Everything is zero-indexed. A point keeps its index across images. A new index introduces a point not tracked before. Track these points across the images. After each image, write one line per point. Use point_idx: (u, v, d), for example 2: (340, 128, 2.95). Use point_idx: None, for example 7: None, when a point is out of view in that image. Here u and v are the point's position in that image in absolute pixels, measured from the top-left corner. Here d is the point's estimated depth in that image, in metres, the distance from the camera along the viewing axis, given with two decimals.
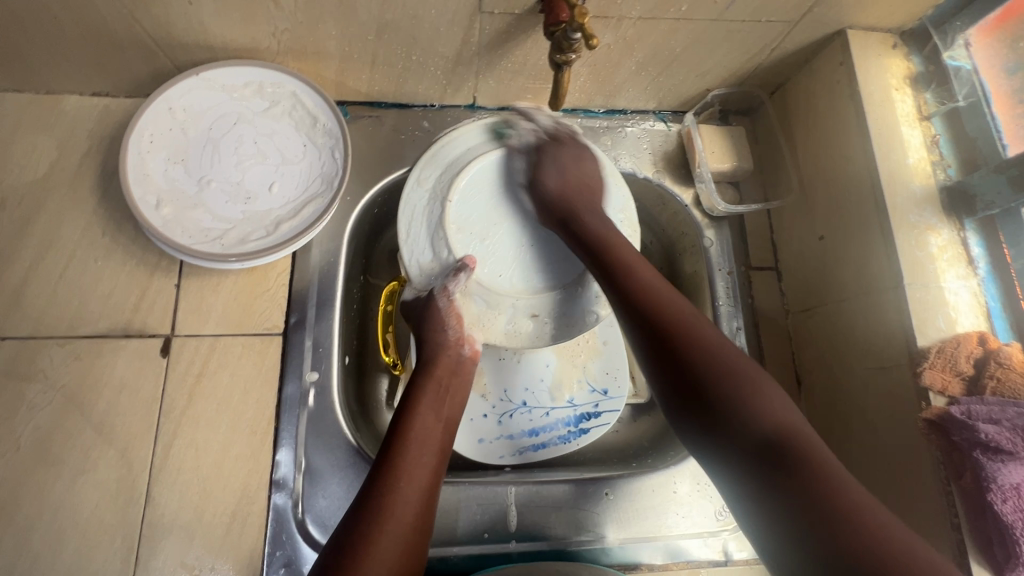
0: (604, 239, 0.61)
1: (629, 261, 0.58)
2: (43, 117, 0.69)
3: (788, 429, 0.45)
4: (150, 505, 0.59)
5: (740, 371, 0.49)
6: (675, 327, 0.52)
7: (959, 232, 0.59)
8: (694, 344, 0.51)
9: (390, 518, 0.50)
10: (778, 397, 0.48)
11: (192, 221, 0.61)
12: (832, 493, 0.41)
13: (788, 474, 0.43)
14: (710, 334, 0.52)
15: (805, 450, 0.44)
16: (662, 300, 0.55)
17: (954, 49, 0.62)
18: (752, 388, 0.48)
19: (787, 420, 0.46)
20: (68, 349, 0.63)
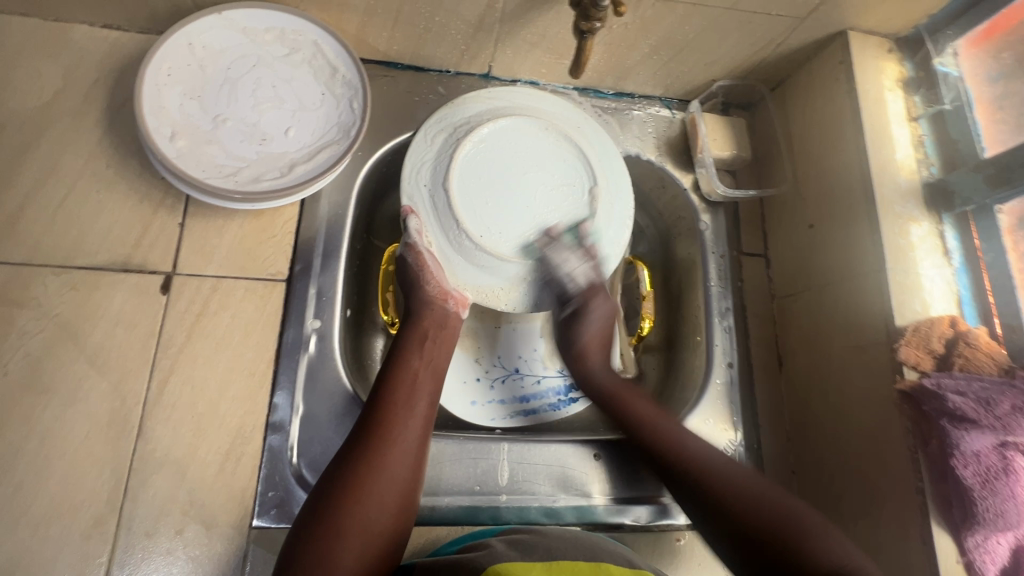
0: (621, 394, 0.67)
1: (647, 416, 0.64)
2: (50, 44, 0.67)
3: (791, 532, 0.51)
4: (142, 439, 0.59)
5: (760, 518, 0.53)
6: (667, 445, 0.61)
7: (938, 225, 0.63)
8: (704, 466, 0.58)
9: (385, 453, 0.55)
10: (809, 510, 0.54)
11: (206, 156, 0.60)
12: (813, 553, 0.49)
13: (805, 571, 0.48)
14: (696, 450, 0.60)
15: (778, 533, 0.52)
16: (655, 430, 0.63)
17: (945, 56, 0.66)
18: (773, 518, 0.53)
19: (767, 502, 0.54)
20: (64, 279, 0.61)
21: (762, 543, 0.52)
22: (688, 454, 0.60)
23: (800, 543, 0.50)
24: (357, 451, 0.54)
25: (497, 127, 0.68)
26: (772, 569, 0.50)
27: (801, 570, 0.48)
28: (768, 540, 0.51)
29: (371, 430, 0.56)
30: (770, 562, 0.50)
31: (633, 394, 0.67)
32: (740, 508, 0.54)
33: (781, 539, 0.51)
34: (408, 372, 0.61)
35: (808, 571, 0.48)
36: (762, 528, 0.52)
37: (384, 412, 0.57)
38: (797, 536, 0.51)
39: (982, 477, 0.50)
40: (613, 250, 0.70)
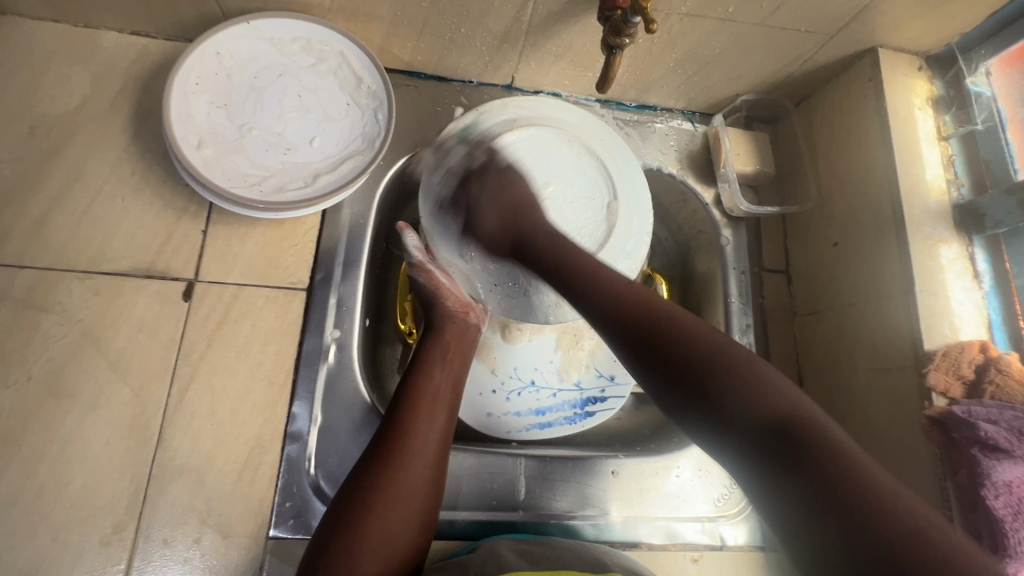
0: (558, 254, 0.60)
1: (592, 264, 0.58)
2: (79, 51, 0.68)
3: (739, 368, 0.46)
4: (161, 447, 0.59)
5: (718, 359, 0.47)
6: (663, 326, 0.51)
7: (967, 246, 0.62)
8: (672, 328, 0.51)
9: (405, 467, 0.54)
10: (779, 382, 0.45)
11: (232, 165, 0.61)
12: (875, 508, 0.36)
13: (802, 457, 0.40)
14: (692, 324, 0.51)
15: (812, 426, 0.41)
16: (623, 290, 0.55)
17: (977, 75, 0.65)
18: (749, 389, 0.45)
19: (721, 345, 0.49)
20: (88, 284, 0.62)
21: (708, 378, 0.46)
22: (660, 309, 0.53)
23: (748, 386, 0.45)
24: (378, 464, 0.54)
25: (519, 139, 0.69)
26: (770, 465, 0.41)
27: (819, 470, 0.38)
28: (768, 426, 0.42)
29: (392, 443, 0.55)
30: (770, 451, 0.41)
31: (575, 248, 0.60)
32: (701, 361, 0.48)
33: (779, 419, 0.42)
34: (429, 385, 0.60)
35: (812, 477, 0.38)
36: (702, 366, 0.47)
37: (404, 425, 0.56)
38: (745, 382, 0.45)
39: (1013, 509, 0.49)
40: (631, 259, 0.69)
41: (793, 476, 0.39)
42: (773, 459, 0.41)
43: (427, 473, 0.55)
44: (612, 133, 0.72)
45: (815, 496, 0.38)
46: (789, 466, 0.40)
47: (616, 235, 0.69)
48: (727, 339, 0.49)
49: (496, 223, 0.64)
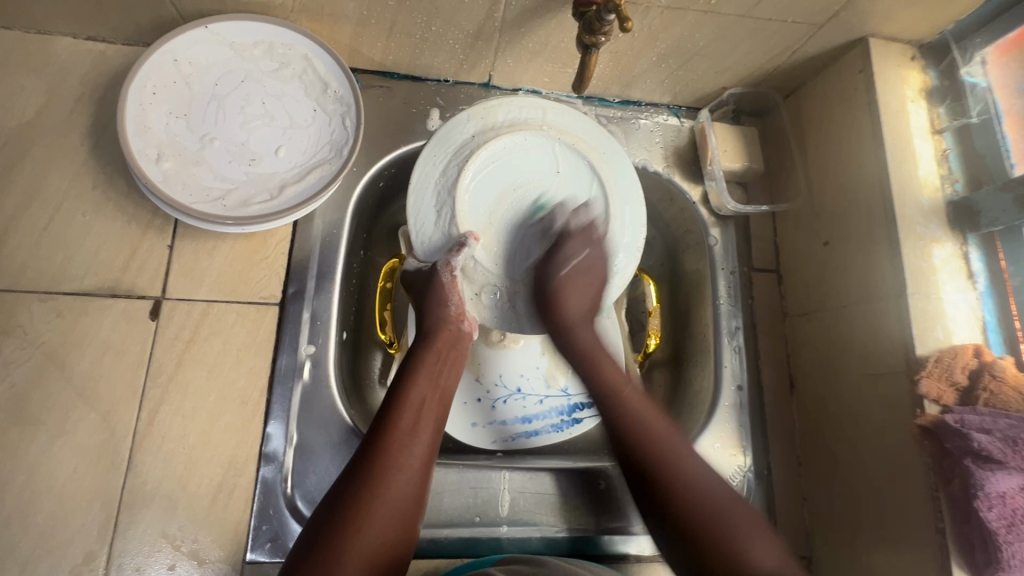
0: (592, 354, 0.65)
1: (617, 384, 0.61)
2: (33, 59, 0.65)
3: (673, 470, 0.55)
4: (132, 472, 0.57)
5: (705, 516, 0.53)
6: (656, 477, 0.55)
7: (962, 246, 0.60)
8: (636, 424, 0.58)
9: (387, 485, 0.52)
10: (762, 538, 0.52)
11: (194, 179, 0.58)
12: None
13: (696, 543, 0.52)
14: (694, 472, 0.55)
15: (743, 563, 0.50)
16: (603, 375, 0.62)
17: (972, 65, 0.62)
18: (689, 494, 0.54)
19: (670, 451, 0.56)
20: (50, 305, 0.59)
21: (655, 485, 0.55)
22: (625, 414, 0.58)
23: (670, 495, 0.54)
24: (359, 481, 0.51)
25: (501, 146, 0.66)
26: (670, 546, 0.54)
27: None
28: (674, 516, 0.53)
29: (375, 459, 0.52)
30: (669, 530, 0.54)
31: (603, 359, 0.64)
32: (657, 465, 0.55)
33: (713, 533, 0.52)
34: (416, 397, 0.57)
35: (691, 544, 0.52)
36: (647, 467, 0.55)
37: (388, 441, 0.53)
38: (669, 492, 0.54)
39: (1007, 521, 0.47)
40: (630, 256, 0.68)
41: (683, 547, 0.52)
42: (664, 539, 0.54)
43: (408, 491, 0.53)
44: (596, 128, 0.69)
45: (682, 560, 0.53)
46: (682, 543, 0.53)
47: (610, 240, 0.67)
48: (726, 486, 0.55)
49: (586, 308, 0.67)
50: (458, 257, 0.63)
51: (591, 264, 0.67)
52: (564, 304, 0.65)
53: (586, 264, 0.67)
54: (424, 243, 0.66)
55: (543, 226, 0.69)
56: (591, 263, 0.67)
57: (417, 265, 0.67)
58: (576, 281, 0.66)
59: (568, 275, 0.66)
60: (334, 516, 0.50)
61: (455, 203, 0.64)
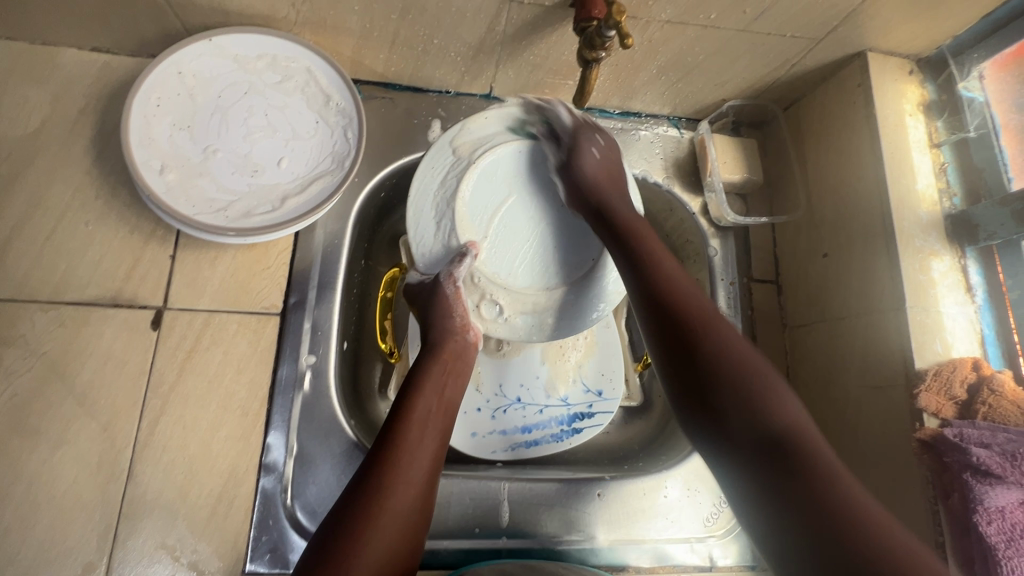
0: (636, 228, 0.61)
1: (655, 254, 0.59)
2: (37, 69, 0.65)
3: (756, 375, 0.49)
4: (132, 483, 0.57)
5: (732, 363, 0.50)
6: (695, 321, 0.53)
7: (960, 259, 0.60)
8: (706, 324, 0.53)
9: (395, 496, 0.52)
10: (789, 392, 0.48)
11: (197, 190, 0.58)
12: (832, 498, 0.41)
13: (785, 458, 0.44)
14: (727, 332, 0.52)
15: (804, 444, 0.44)
16: (675, 287, 0.56)
17: (970, 80, 0.63)
18: (723, 344, 0.51)
19: (746, 357, 0.51)
20: (51, 315, 0.60)
21: (724, 388, 0.49)
22: (698, 310, 0.54)
23: (755, 402, 0.47)
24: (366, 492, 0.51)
25: (498, 156, 0.65)
26: (761, 478, 0.44)
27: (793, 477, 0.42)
28: (766, 433, 0.45)
29: (383, 470, 0.53)
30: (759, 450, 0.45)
31: (645, 232, 0.61)
32: (725, 371, 0.49)
33: (739, 381, 0.49)
34: (422, 407, 0.58)
35: (793, 478, 0.43)
36: (733, 372, 0.49)
37: (394, 453, 0.54)
38: (757, 391, 0.48)
39: (1006, 536, 0.47)
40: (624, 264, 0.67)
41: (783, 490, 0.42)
42: (756, 466, 0.45)
43: (415, 502, 0.53)
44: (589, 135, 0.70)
45: (807, 521, 0.41)
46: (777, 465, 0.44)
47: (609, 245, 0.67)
48: (761, 355, 0.51)
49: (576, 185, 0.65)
50: (461, 268, 0.64)
51: (607, 149, 0.67)
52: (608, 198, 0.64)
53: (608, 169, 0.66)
54: (424, 255, 0.66)
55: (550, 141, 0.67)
56: (608, 154, 0.67)
57: (421, 279, 0.67)
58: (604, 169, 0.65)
59: (598, 164, 0.65)
60: (342, 527, 0.50)
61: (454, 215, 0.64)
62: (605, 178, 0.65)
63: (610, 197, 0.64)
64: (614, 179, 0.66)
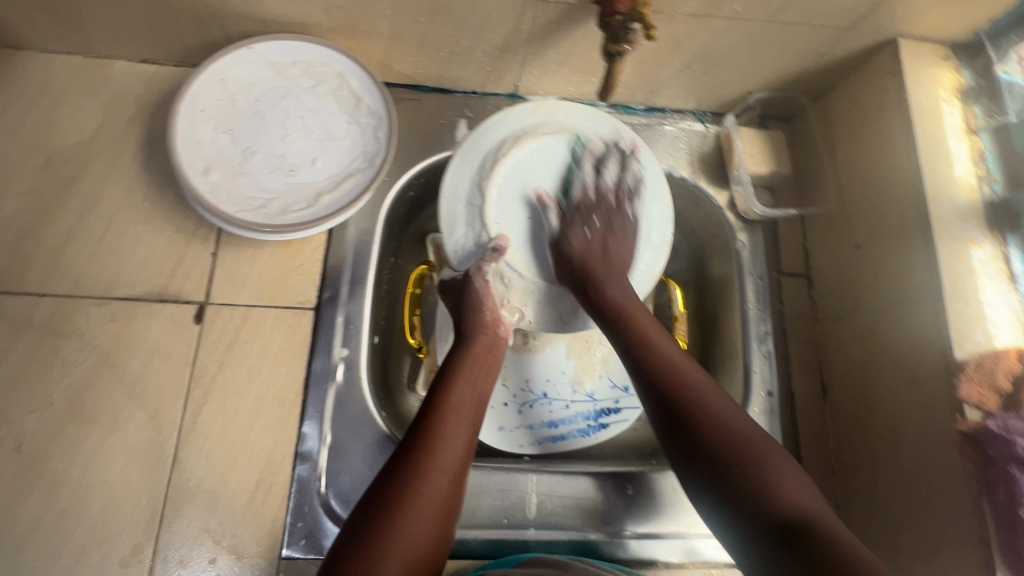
0: (627, 309, 0.60)
1: (649, 334, 0.58)
2: (91, 81, 0.70)
3: (760, 461, 0.47)
4: (177, 468, 0.60)
5: (740, 449, 0.48)
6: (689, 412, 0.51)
7: (1001, 247, 0.58)
8: (699, 410, 0.51)
9: (429, 484, 0.53)
10: (793, 473, 0.47)
11: (237, 189, 0.61)
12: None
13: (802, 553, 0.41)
14: (727, 417, 0.50)
15: (832, 537, 0.42)
16: (660, 358, 0.56)
17: (1008, 63, 0.61)
18: (716, 426, 0.50)
19: (750, 439, 0.49)
20: (104, 310, 0.63)
21: (731, 477, 0.47)
22: (689, 400, 0.51)
23: (762, 486, 0.45)
24: (402, 480, 0.53)
25: (522, 151, 0.66)
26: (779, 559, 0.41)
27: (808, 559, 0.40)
28: (776, 521, 0.43)
29: (418, 459, 0.54)
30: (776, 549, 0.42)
31: (608, 280, 0.62)
32: (728, 446, 0.48)
33: (735, 460, 0.47)
34: (455, 398, 0.59)
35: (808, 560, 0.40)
36: (724, 452, 0.48)
37: (428, 443, 0.55)
38: (757, 475, 0.46)
39: None
40: (655, 248, 0.68)
41: None
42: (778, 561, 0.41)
43: (448, 490, 0.54)
44: (615, 124, 0.69)
45: None
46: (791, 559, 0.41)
47: (643, 232, 0.67)
48: (757, 430, 0.50)
49: (580, 250, 0.63)
50: (491, 262, 0.64)
51: (610, 228, 0.65)
52: (596, 274, 0.62)
53: (603, 244, 0.64)
54: (457, 250, 0.67)
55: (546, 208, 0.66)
56: (608, 235, 0.64)
57: (452, 274, 0.68)
58: (602, 250, 0.63)
59: (587, 240, 0.64)
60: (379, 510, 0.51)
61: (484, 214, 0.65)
62: (592, 257, 0.63)
63: (607, 275, 0.62)
64: (609, 258, 0.63)
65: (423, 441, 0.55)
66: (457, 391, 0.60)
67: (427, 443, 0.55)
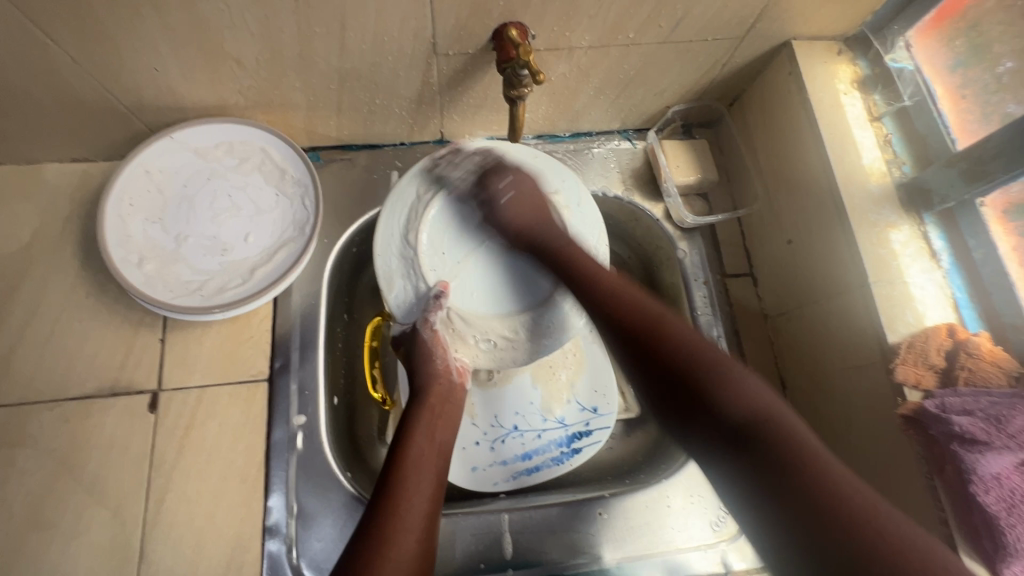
0: (582, 272, 0.60)
1: (591, 269, 0.60)
2: (25, 187, 0.71)
3: (721, 369, 0.48)
4: (144, 563, 0.59)
5: (685, 357, 0.50)
6: (649, 329, 0.53)
7: (919, 226, 0.60)
8: (663, 337, 0.52)
9: (396, 546, 0.51)
10: (750, 380, 0.47)
11: (173, 276, 0.63)
12: (809, 468, 0.41)
13: (750, 448, 0.43)
14: (687, 333, 0.52)
15: (783, 431, 0.43)
16: (617, 294, 0.57)
17: (896, 51, 0.64)
18: (680, 345, 0.51)
19: (704, 351, 0.50)
20: (57, 413, 0.63)
21: (690, 384, 0.48)
22: (649, 317, 0.54)
23: (715, 390, 0.47)
24: (367, 545, 0.51)
25: (448, 200, 0.68)
26: (731, 451, 0.44)
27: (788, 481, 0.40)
28: (727, 421, 0.45)
29: (382, 521, 0.53)
30: (726, 448, 0.45)
31: (597, 273, 0.59)
32: (684, 363, 0.50)
33: (700, 370, 0.49)
34: (415, 452, 0.59)
35: (764, 461, 0.42)
36: (671, 374, 0.50)
37: (390, 503, 0.54)
38: (709, 378, 0.48)
39: (1007, 504, 0.46)
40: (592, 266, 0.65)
41: (780, 493, 0.40)
42: (726, 458, 0.44)
43: (416, 550, 0.52)
44: (536, 155, 0.69)
45: (781, 501, 0.40)
46: (736, 455, 0.44)
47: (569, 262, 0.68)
48: (718, 349, 0.51)
49: (512, 216, 0.64)
50: (435, 312, 0.65)
51: (518, 188, 0.65)
52: (547, 239, 0.64)
53: (523, 206, 0.65)
54: (399, 303, 0.66)
55: (469, 199, 0.68)
56: (526, 204, 0.65)
57: (402, 328, 0.67)
58: (528, 217, 0.64)
59: (518, 206, 0.65)
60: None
61: (417, 263, 0.65)
62: (523, 215, 0.64)
63: (542, 227, 0.64)
64: (530, 211, 0.64)
65: (385, 500, 0.54)
66: (416, 445, 0.60)
67: (388, 502, 0.54)
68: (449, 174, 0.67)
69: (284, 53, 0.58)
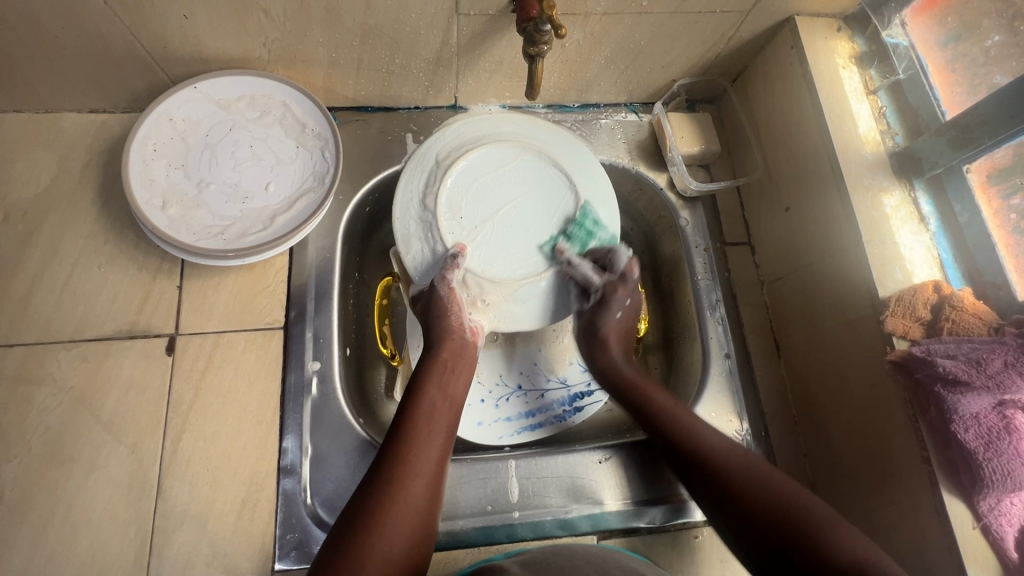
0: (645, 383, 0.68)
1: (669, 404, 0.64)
2: (44, 135, 0.72)
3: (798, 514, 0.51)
4: (161, 497, 0.61)
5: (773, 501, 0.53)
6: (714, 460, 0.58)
7: (909, 192, 0.64)
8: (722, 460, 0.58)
9: (407, 488, 0.54)
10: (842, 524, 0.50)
11: (196, 220, 0.65)
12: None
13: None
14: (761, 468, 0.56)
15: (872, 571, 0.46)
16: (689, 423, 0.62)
17: (892, 28, 0.67)
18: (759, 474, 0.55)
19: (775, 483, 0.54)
20: (75, 353, 0.65)
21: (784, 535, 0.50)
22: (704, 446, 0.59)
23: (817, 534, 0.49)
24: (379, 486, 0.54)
25: (471, 160, 0.68)
26: None
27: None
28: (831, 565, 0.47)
29: (393, 465, 0.56)
30: None
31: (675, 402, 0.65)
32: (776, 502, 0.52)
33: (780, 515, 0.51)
34: (427, 404, 0.62)
35: None
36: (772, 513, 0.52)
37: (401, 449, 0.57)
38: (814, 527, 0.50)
39: (983, 439, 0.50)
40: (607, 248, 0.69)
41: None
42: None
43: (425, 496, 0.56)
44: (550, 126, 0.72)
45: None
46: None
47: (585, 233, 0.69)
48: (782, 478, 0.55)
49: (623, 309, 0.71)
50: (453, 271, 0.65)
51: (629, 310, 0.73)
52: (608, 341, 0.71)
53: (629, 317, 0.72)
54: (416, 265, 0.67)
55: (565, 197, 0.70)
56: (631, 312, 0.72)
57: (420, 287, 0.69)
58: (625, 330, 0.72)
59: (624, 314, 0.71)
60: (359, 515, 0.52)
61: (436, 226, 0.66)
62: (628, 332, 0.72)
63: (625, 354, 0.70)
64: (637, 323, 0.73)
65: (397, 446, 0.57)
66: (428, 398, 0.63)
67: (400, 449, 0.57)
68: (470, 139, 0.69)
69: (312, 6, 0.59)
